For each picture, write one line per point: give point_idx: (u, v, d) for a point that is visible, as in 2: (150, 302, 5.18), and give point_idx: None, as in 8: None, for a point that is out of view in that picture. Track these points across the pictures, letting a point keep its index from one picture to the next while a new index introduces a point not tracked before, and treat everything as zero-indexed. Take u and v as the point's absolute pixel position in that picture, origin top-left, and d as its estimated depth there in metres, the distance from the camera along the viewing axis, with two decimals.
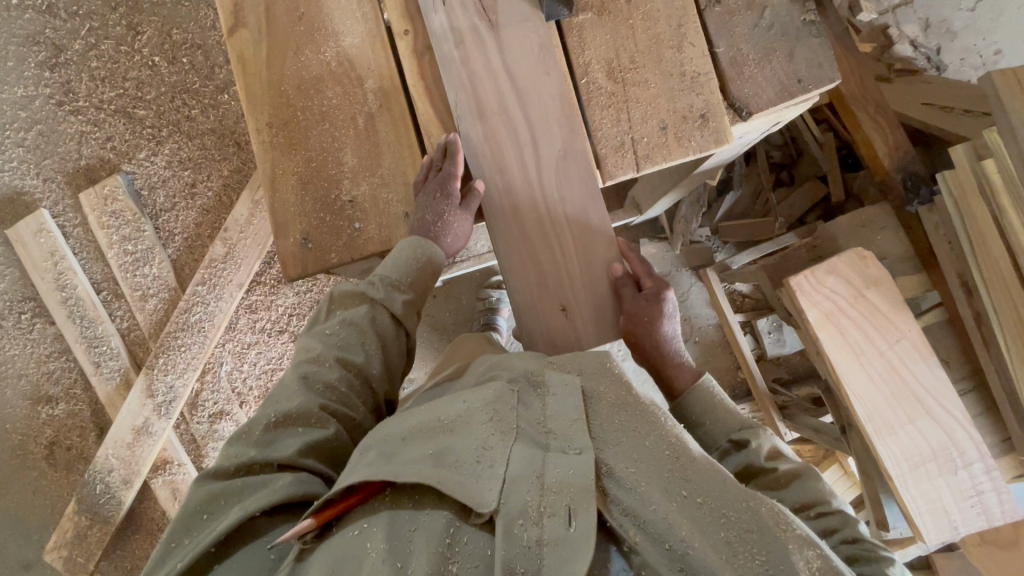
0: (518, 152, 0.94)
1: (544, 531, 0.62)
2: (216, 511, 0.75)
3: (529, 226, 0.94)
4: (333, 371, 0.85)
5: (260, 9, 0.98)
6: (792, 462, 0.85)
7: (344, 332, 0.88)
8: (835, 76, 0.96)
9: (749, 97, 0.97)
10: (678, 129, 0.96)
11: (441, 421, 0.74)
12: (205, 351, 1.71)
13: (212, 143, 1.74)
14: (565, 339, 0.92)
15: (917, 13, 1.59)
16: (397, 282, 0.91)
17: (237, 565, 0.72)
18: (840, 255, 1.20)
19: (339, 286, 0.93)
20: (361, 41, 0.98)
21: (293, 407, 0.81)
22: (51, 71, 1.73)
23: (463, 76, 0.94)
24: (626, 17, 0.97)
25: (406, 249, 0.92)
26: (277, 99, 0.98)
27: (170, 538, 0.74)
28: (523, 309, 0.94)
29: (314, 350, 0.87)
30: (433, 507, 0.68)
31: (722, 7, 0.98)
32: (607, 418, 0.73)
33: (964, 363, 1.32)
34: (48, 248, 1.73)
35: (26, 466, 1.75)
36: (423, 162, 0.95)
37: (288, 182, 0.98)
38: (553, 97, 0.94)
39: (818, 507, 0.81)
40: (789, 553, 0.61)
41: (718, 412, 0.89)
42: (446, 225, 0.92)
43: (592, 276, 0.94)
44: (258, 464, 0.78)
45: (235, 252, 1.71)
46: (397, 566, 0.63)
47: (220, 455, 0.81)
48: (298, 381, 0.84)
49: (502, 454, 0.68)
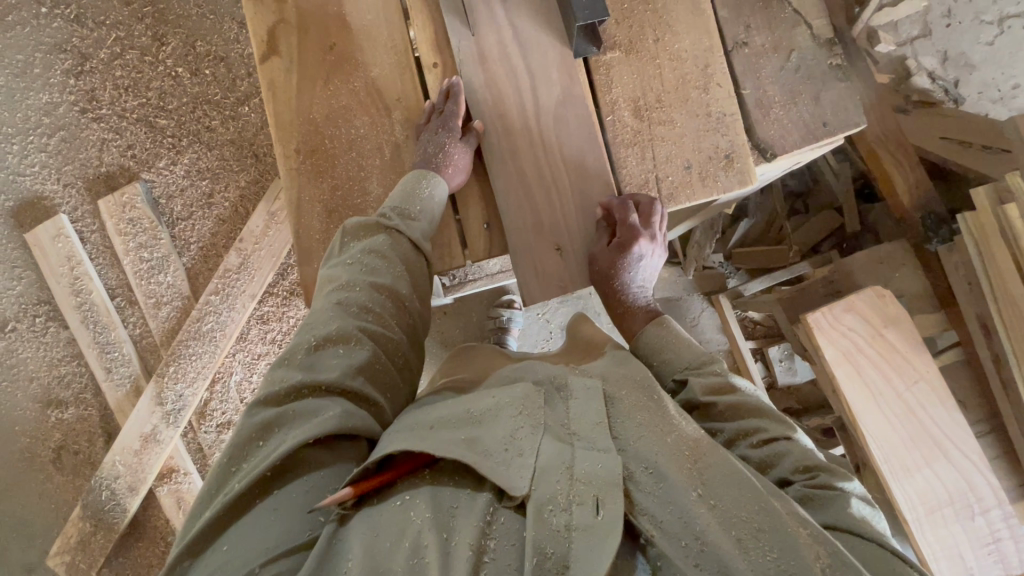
0: (517, 98, 0.98)
1: (572, 517, 0.62)
2: (269, 437, 0.72)
3: (527, 169, 0.97)
4: (365, 294, 0.84)
5: (293, 37, 1.00)
6: (736, 393, 0.85)
7: (367, 258, 0.87)
8: (862, 120, 0.96)
9: (775, 139, 0.97)
10: (702, 169, 0.97)
11: (469, 413, 0.74)
12: (217, 360, 1.72)
13: (231, 154, 1.76)
14: (560, 280, 0.96)
15: (935, 45, 1.58)
16: (409, 212, 0.92)
17: (295, 491, 0.69)
18: (859, 293, 1.19)
19: (353, 218, 0.91)
20: (390, 72, 1.00)
21: (330, 331, 0.80)
22: (76, 79, 1.76)
23: (495, 113, 0.98)
24: (653, 56, 0.98)
25: (409, 180, 0.94)
26: (307, 127, 0.99)
27: (227, 462, 0.72)
28: (518, 251, 0.96)
29: (340, 278, 0.86)
30: (472, 489, 0.68)
31: (749, 49, 1.00)
32: (629, 417, 0.74)
33: (982, 405, 1.31)
34: (66, 252, 1.75)
35: (34, 469, 1.75)
36: (426, 106, 0.98)
37: (314, 210, 0.98)
38: (590, 159, 0.96)
39: (761, 435, 0.81)
40: (799, 549, 0.61)
41: (671, 347, 0.92)
42: (450, 158, 0.94)
43: (585, 217, 0.97)
44: (306, 388, 0.76)
45: (250, 263, 1.72)
46: (444, 536, 0.63)
47: (264, 382, 0.79)
48: (333, 306, 0.83)
49: (531, 445, 0.68)
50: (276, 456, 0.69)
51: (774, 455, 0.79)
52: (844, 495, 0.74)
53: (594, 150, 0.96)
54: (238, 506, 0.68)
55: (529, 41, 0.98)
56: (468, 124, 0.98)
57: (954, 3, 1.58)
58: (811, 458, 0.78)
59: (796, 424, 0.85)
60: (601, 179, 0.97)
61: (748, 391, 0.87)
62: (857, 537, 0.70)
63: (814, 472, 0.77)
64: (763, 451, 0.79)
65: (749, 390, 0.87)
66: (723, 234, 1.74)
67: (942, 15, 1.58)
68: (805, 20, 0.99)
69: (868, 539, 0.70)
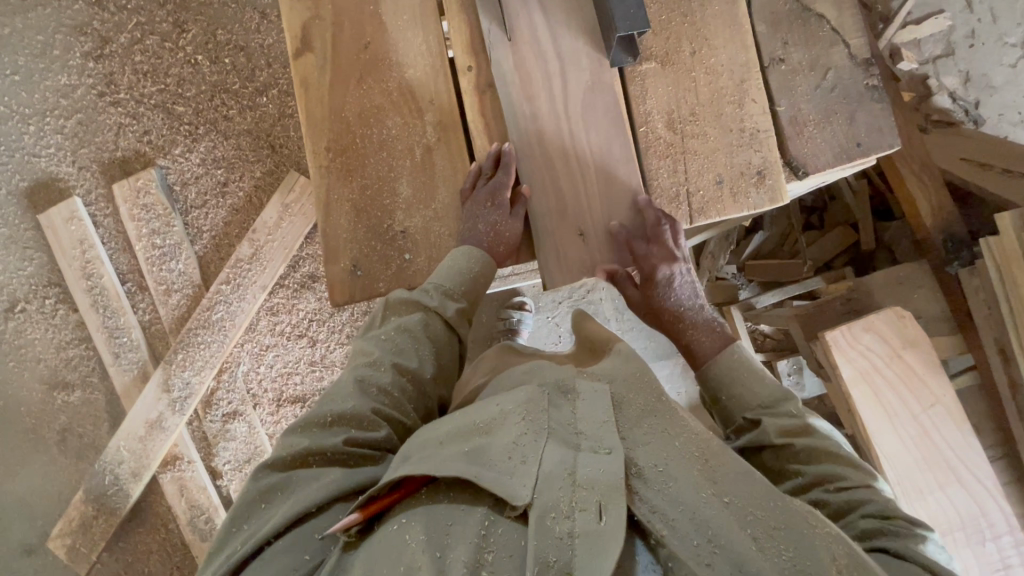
0: (546, 85, 0.97)
1: (575, 524, 0.60)
2: (273, 501, 0.76)
3: (553, 159, 0.97)
4: (388, 376, 0.85)
5: (328, 34, 0.99)
6: (812, 437, 0.86)
7: (399, 338, 0.89)
8: (895, 142, 0.98)
9: (806, 157, 0.99)
10: (734, 184, 0.97)
11: (475, 424, 0.73)
12: (225, 350, 1.72)
13: (248, 144, 1.76)
14: (582, 263, 0.96)
15: (958, 65, 1.58)
16: (450, 289, 0.92)
17: (288, 547, 0.71)
18: (878, 314, 1.20)
19: (396, 292, 0.93)
20: (424, 73, 0.99)
21: (346, 409, 0.80)
22: (96, 62, 1.76)
23: (528, 117, 0.97)
24: (689, 68, 0.99)
25: (459, 258, 0.93)
26: (338, 124, 0.99)
27: (233, 521, 0.75)
28: (543, 236, 0.97)
29: (371, 354, 0.87)
30: (469, 503, 0.67)
31: (785, 65, 1.00)
32: (637, 422, 0.72)
33: (995, 430, 1.33)
34: (78, 235, 1.75)
35: (38, 450, 1.76)
36: (471, 169, 0.97)
37: (342, 208, 0.98)
38: (619, 164, 0.96)
39: (840, 482, 0.83)
40: (815, 551, 0.63)
41: (742, 383, 0.93)
42: (497, 233, 0.93)
43: (612, 209, 0.97)
44: (313, 455, 0.78)
45: (261, 254, 1.73)
46: (436, 555, 0.63)
47: (274, 445, 0.81)
48: (353, 381, 0.83)
49: (535, 451, 0.66)
50: (277, 522, 0.72)
51: (854, 502, 0.81)
52: (920, 536, 0.77)
53: (626, 155, 0.96)
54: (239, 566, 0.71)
55: (567, 47, 0.97)
56: (517, 190, 0.97)
57: (978, 24, 1.58)
58: (892, 507, 0.80)
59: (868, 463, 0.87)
60: (629, 192, 0.96)
61: (828, 434, 0.88)
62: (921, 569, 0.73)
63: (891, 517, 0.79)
64: (840, 497, 0.82)
65: (827, 429, 0.88)
66: (738, 245, 1.73)
67: (966, 35, 1.58)
68: (843, 38, 1.00)
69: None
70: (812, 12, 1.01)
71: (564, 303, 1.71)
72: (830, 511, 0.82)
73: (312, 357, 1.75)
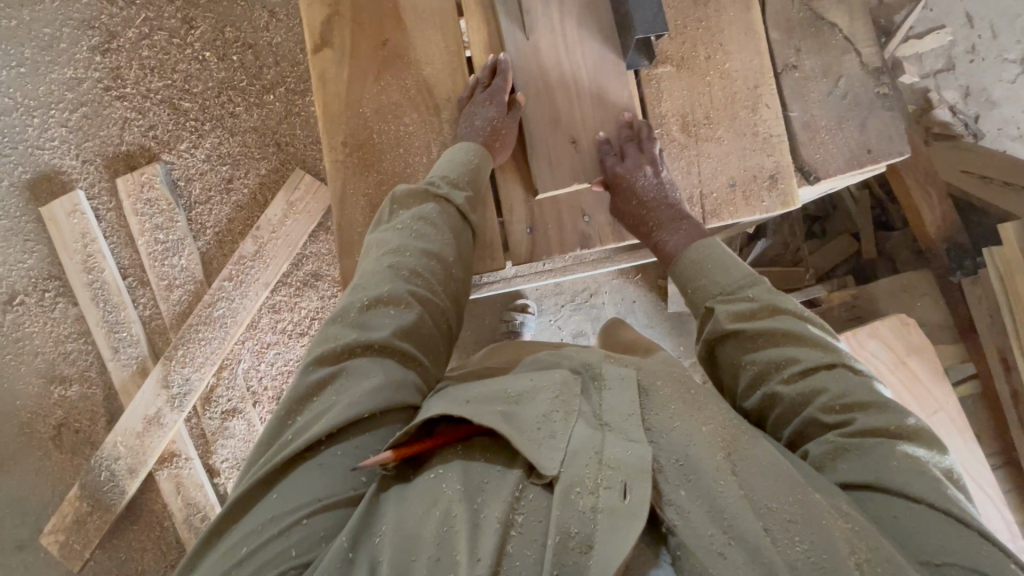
0: (561, 73, 0.99)
1: (599, 500, 0.61)
2: (322, 395, 0.75)
3: (553, 83, 0.99)
4: (417, 261, 0.85)
5: (346, 30, 1.00)
6: (771, 318, 0.82)
7: (418, 226, 0.88)
8: (905, 149, 1.00)
9: (818, 163, 1.01)
10: (746, 187, 0.99)
11: (506, 394, 0.73)
12: (226, 346, 1.71)
13: (253, 141, 1.76)
14: (572, 168, 0.99)
15: (958, 79, 1.59)
16: (455, 180, 0.92)
17: (341, 452, 0.71)
18: (883, 321, 1.22)
19: (402, 186, 0.91)
20: (441, 72, 1.01)
21: (382, 293, 0.80)
22: (102, 56, 1.76)
23: (546, 113, 0.99)
24: (704, 73, 1.01)
25: (461, 152, 0.94)
26: (356, 120, 1.00)
27: (284, 415, 0.75)
28: (535, 141, 0.99)
29: (391, 242, 0.86)
30: (503, 466, 0.68)
31: (799, 72, 1.02)
32: (663, 405, 0.72)
33: (996, 436, 1.36)
34: (80, 229, 1.74)
35: (32, 445, 1.73)
36: (470, 81, 0.99)
37: (358, 203, 0.99)
38: (610, 78, 0.99)
39: (795, 368, 0.78)
40: (835, 540, 0.60)
41: (706, 273, 0.90)
42: (495, 127, 0.95)
43: (601, 118, 0.99)
44: (359, 346, 0.77)
45: (265, 251, 1.73)
46: (474, 507, 0.64)
47: (318, 340, 0.80)
48: (385, 268, 0.83)
49: (565, 428, 0.66)
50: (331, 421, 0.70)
51: (810, 392, 0.76)
52: (886, 445, 0.71)
53: (617, 69, 0.99)
54: (290, 464, 0.70)
55: (586, 48, 0.99)
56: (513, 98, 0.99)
57: (978, 40, 1.60)
58: (848, 396, 0.75)
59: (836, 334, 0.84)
60: (618, 104, 0.99)
61: (790, 314, 0.83)
62: (900, 497, 0.67)
63: (852, 413, 0.74)
64: (796, 386, 0.77)
65: (790, 307, 0.83)
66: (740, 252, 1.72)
67: (966, 50, 1.60)
68: (855, 47, 1.02)
69: (917, 502, 0.66)
70: (825, 21, 1.03)
71: (567, 306, 1.72)
72: (785, 404, 0.78)
73: None
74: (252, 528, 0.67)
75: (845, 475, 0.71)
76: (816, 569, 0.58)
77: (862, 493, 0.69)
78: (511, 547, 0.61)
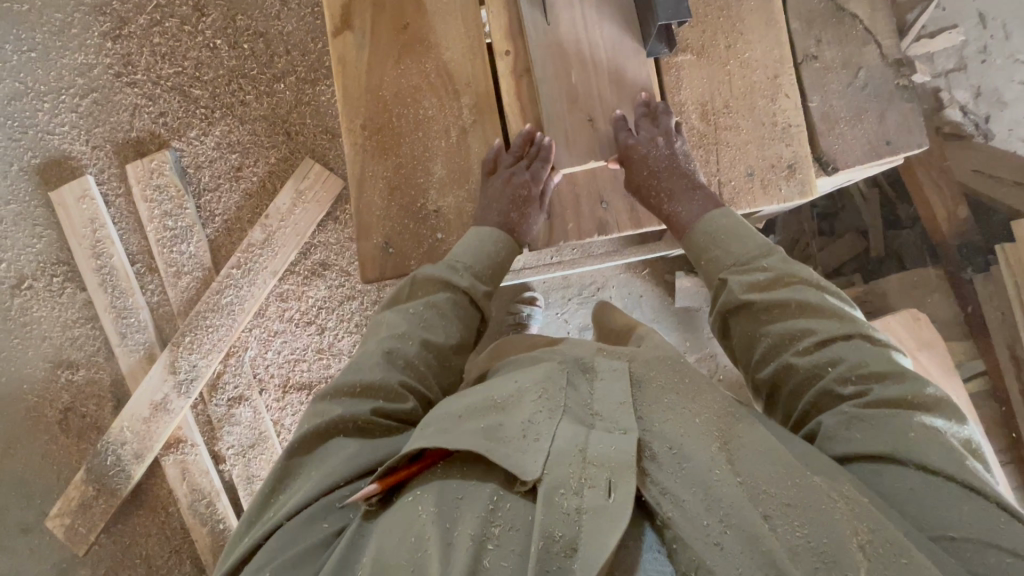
0: (578, 52, 0.99)
1: (584, 500, 0.61)
2: (303, 470, 0.77)
3: (570, 59, 0.99)
4: (416, 349, 0.85)
5: (368, 14, 1.03)
6: (785, 288, 0.83)
7: (427, 313, 0.89)
8: (924, 142, 1.01)
9: (837, 154, 1.02)
10: (764, 176, 1.01)
11: (493, 401, 0.73)
12: (233, 333, 1.72)
13: (263, 130, 1.76)
14: (588, 146, 0.99)
15: (969, 79, 1.58)
16: (473, 263, 0.94)
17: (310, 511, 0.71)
18: (894, 315, 1.24)
19: (423, 269, 0.93)
20: (461, 56, 1.03)
21: (374, 378, 0.81)
22: (114, 42, 1.76)
23: (564, 94, 0.98)
24: (724, 61, 1.02)
25: (481, 235, 0.96)
26: (376, 103, 1.03)
27: (266, 488, 0.77)
28: (551, 117, 0.98)
29: (397, 326, 0.87)
30: (477, 478, 0.67)
31: (819, 62, 1.03)
32: (656, 397, 0.72)
33: (1003, 432, 1.39)
34: (89, 214, 1.74)
35: (38, 429, 1.74)
36: (493, 144, 1.02)
37: (377, 185, 1.03)
38: (627, 56, 0.99)
39: (810, 339, 0.79)
40: (836, 523, 0.60)
41: (719, 244, 0.91)
42: (523, 211, 0.99)
43: (618, 95, 1.00)
44: (349, 424, 0.77)
45: (274, 239, 1.73)
46: (446, 527, 0.63)
47: (305, 416, 0.81)
48: (381, 354, 0.84)
49: (548, 429, 0.67)
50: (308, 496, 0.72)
51: (826, 362, 0.77)
52: (902, 415, 0.71)
53: (634, 46, 0.99)
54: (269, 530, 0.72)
55: (606, 32, 0.99)
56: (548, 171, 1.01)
57: (990, 40, 1.59)
58: (867, 366, 0.75)
59: (854, 304, 0.85)
60: (634, 82, 1.00)
61: (808, 283, 0.83)
62: (916, 470, 0.68)
63: (869, 383, 0.74)
64: (813, 357, 0.78)
65: (805, 276, 0.84)
66: None
67: (977, 51, 1.59)
68: (875, 39, 1.03)
69: (935, 473, 0.67)
70: (845, 12, 1.04)
71: (573, 300, 1.72)
72: (800, 375, 0.79)
73: (320, 344, 1.75)
74: None
75: (857, 445, 0.71)
76: (817, 554, 0.58)
77: (877, 464, 0.70)
78: (488, 561, 0.60)
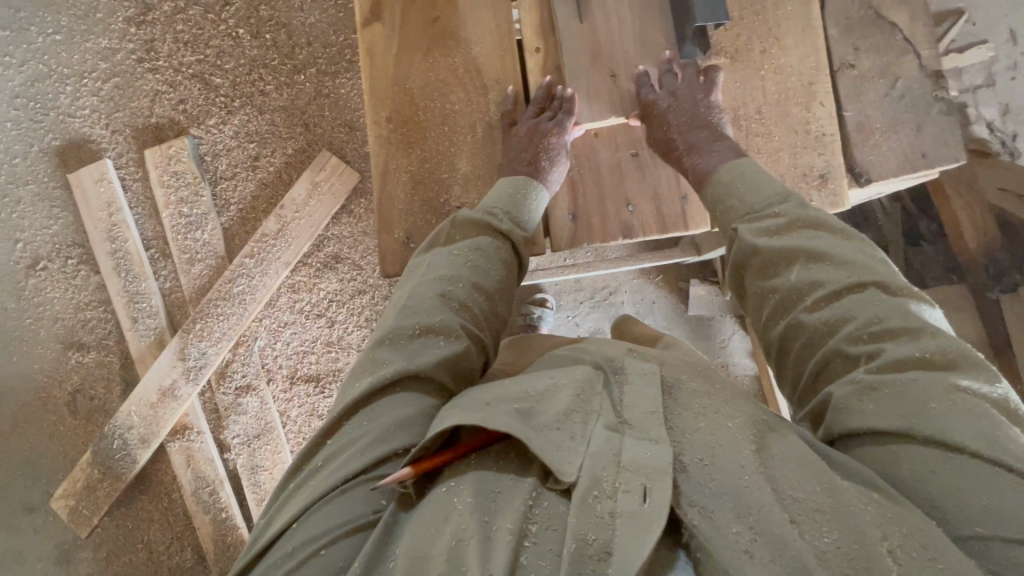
0: (603, 11, 1.00)
1: (618, 504, 0.60)
2: (354, 424, 0.74)
3: (595, 15, 1.00)
4: (468, 293, 0.84)
5: (398, 9, 1.03)
6: (799, 235, 0.82)
7: (471, 255, 0.88)
8: (960, 155, 0.99)
9: (871, 165, 1.00)
10: (796, 184, 0.99)
11: (525, 391, 0.70)
12: (243, 324, 1.72)
13: (282, 120, 1.76)
14: (611, 102, 1.01)
15: (997, 96, 1.56)
16: (513, 215, 0.94)
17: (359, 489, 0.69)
18: None
19: (462, 212, 0.92)
20: (490, 52, 1.02)
21: (434, 321, 0.79)
22: (138, 28, 1.77)
23: (589, 56, 1.00)
24: (757, 66, 1.01)
25: (513, 185, 0.95)
26: (402, 96, 1.03)
27: (317, 439, 0.76)
28: (574, 70, 1.00)
29: (441, 267, 0.87)
30: (516, 475, 0.66)
31: (856, 71, 1.01)
32: (689, 402, 0.71)
33: None
34: (107, 197, 1.75)
35: (47, 409, 1.75)
36: (509, 92, 1.02)
37: (401, 178, 1.02)
38: (653, 14, 1.01)
39: (819, 293, 0.77)
40: (863, 527, 0.58)
41: (734, 195, 0.90)
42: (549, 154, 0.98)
43: (643, 49, 1.01)
44: (405, 376, 0.75)
45: (288, 230, 1.73)
46: (484, 519, 0.62)
47: (361, 357, 0.80)
48: (436, 296, 0.83)
49: (582, 429, 0.65)
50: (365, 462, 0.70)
51: (837, 319, 0.75)
52: (917, 380, 0.67)
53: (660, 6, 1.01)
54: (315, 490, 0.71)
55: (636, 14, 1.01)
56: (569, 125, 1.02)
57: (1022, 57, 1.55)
58: (879, 324, 0.72)
59: (875, 249, 0.81)
60: (660, 40, 1.01)
61: (825, 234, 0.81)
62: (938, 447, 0.64)
63: (881, 343, 0.72)
64: (820, 315, 0.76)
65: (823, 222, 0.82)
66: None
67: (1008, 67, 1.56)
68: (914, 48, 1.01)
69: (956, 451, 0.63)
70: (884, 20, 1.02)
71: (585, 303, 1.71)
72: (810, 335, 0.76)
73: (329, 337, 1.75)
74: (269, 564, 0.67)
75: (873, 420, 0.67)
76: (847, 561, 0.56)
77: (894, 442, 0.66)
78: (525, 559, 0.59)
